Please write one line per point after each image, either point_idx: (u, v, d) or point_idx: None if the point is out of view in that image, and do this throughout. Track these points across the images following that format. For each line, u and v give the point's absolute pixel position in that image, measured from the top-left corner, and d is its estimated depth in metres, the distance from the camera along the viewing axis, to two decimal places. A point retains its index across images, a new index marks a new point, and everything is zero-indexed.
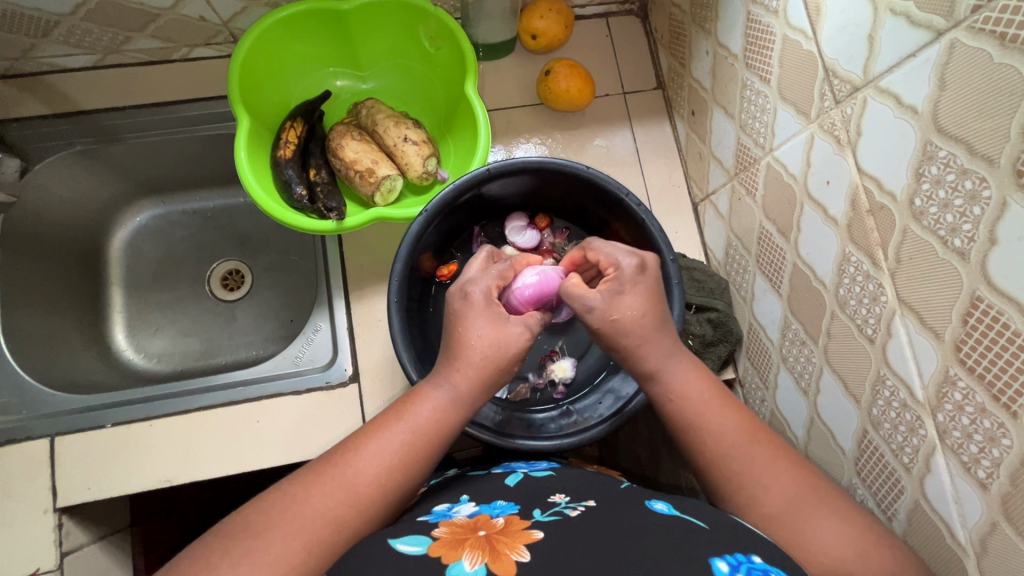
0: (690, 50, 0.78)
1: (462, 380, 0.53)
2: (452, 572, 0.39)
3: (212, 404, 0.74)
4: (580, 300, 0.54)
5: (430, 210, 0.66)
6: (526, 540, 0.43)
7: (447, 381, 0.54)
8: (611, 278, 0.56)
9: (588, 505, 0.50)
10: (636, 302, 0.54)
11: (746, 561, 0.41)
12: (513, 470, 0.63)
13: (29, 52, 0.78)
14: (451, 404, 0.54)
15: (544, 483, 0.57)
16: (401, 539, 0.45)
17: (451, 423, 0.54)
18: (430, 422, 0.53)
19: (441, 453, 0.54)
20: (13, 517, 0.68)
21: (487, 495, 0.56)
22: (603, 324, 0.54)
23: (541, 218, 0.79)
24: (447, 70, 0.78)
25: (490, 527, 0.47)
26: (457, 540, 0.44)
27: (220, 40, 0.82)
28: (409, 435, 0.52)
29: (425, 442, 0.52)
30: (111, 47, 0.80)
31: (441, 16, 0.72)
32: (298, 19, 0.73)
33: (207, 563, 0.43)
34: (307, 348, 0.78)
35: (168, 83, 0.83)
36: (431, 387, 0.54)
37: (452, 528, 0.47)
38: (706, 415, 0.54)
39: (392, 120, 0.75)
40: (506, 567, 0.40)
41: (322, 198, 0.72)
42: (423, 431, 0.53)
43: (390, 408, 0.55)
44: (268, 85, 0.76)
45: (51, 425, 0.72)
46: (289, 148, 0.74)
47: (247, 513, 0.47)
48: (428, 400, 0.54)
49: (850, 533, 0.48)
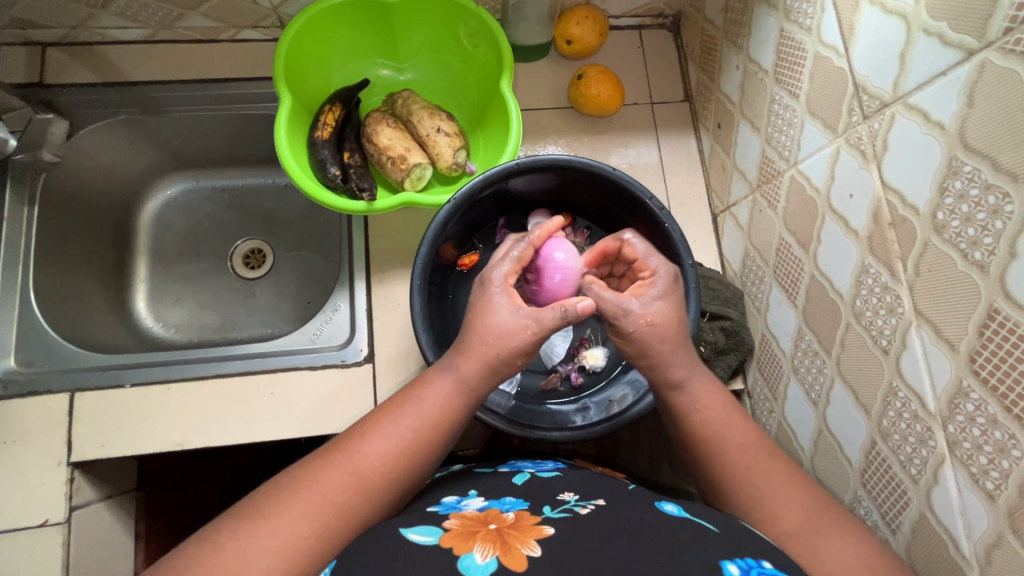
0: (720, 64, 0.80)
1: (473, 371, 0.54)
2: (464, 563, 0.40)
3: (227, 373, 0.75)
4: (616, 301, 0.54)
5: (457, 200, 0.68)
6: (536, 535, 0.44)
7: (455, 369, 0.55)
8: (647, 282, 0.57)
9: (597, 504, 0.51)
10: (662, 312, 0.54)
11: (757, 567, 0.41)
12: (521, 470, 0.64)
13: (86, 22, 0.80)
14: (456, 392, 0.54)
15: (552, 482, 0.58)
16: (413, 529, 0.46)
17: (454, 413, 0.54)
18: (435, 413, 0.54)
19: (445, 444, 0.54)
20: (27, 467, 0.70)
21: (496, 491, 0.57)
22: (637, 326, 0.53)
23: (563, 216, 0.80)
24: (483, 69, 0.81)
25: (501, 520, 0.48)
26: (468, 532, 0.45)
27: (267, 24, 0.85)
28: (416, 422, 0.53)
29: (432, 429, 0.53)
30: (163, 23, 0.82)
31: (484, 15, 0.75)
32: (347, 8, 0.75)
33: (214, 545, 0.44)
34: (325, 326, 0.80)
35: (214, 62, 0.85)
36: (437, 378, 0.55)
37: (462, 519, 0.48)
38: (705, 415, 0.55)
39: (427, 112, 0.78)
40: (516, 559, 0.41)
41: (354, 179, 0.74)
42: (429, 422, 0.53)
43: (396, 399, 0.55)
44: (313, 67, 0.79)
45: (72, 380, 0.74)
46: (326, 129, 0.75)
47: (253, 496, 0.48)
48: (436, 386, 0.55)
49: (855, 541, 0.48)
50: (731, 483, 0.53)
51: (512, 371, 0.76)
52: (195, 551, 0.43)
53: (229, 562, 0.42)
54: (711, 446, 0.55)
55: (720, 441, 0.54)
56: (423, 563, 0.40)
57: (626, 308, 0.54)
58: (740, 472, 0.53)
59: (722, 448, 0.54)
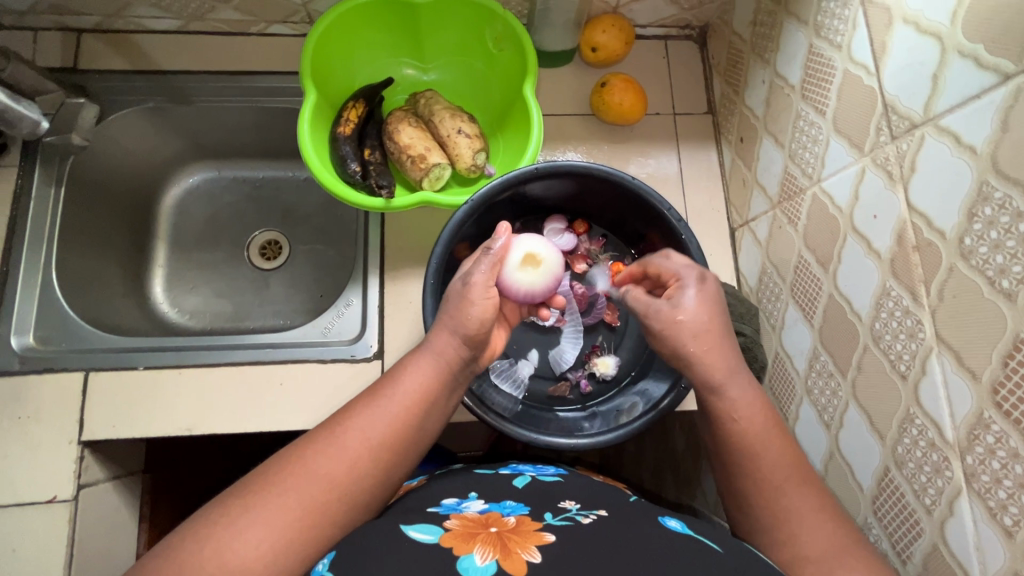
0: (745, 78, 0.79)
1: (449, 340, 0.57)
2: (463, 565, 0.40)
3: (238, 361, 0.76)
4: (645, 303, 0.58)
5: (475, 201, 0.69)
6: (537, 541, 0.44)
7: (435, 347, 0.57)
8: (675, 287, 0.59)
9: (599, 514, 0.50)
10: (695, 310, 0.56)
11: None
12: (521, 472, 0.63)
13: (121, 11, 0.82)
14: (437, 367, 0.57)
15: (553, 488, 0.57)
16: (413, 527, 0.46)
17: (438, 387, 0.56)
18: (418, 387, 0.55)
19: (430, 421, 0.55)
20: (39, 443, 0.71)
21: (497, 493, 0.57)
22: (665, 324, 0.57)
23: (579, 223, 0.80)
24: (507, 72, 0.81)
25: (501, 524, 0.47)
26: (468, 533, 0.45)
27: (297, 19, 0.86)
28: (399, 396, 0.54)
29: (415, 402, 0.54)
30: (196, 15, 0.83)
31: (510, 19, 0.75)
32: (376, 7, 0.76)
33: (204, 523, 0.44)
34: (336, 320, 0.80)
35: (243, 55, 0.87)
36: (417, 356, 0.57)
37: (463, 520, 0.48)
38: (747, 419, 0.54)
39: (448, 112, 0.78)
40: (514, 564, 0.40)
41: (373, 175, 0.74)
42: (412, 394, 0.55)
43: (380, 379, 0.57)
44: (339, 64, 0.79)
45: (87, 360, 0.75)
46: (348, 125, 0.76)
47: (243, 477, 0.48)
48: (417, 363, 0.57)
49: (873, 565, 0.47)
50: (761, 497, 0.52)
51: (519, 376, 0.76)
52: (186, 531, 0.43)
53: (218, 540, 0.42)
54: (755, 456, 0.53)
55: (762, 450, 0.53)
56: (425, 563, 0.40)
57: (651, 313, 0.58)
58: (771, 484, 0.52)
59: (767, 458, 0.53)
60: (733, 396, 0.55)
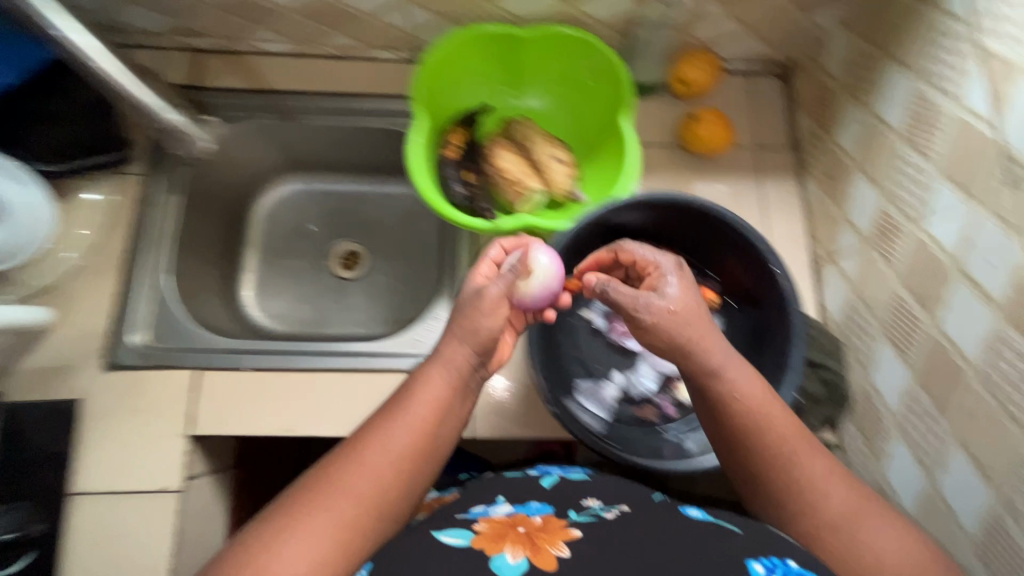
0: (837, 116, 0.81)
1: (459, 352, 0.56)
2: (495, 564, 0.46)
3: (335, 367, 0.80)
4: (635, 295, 0.54)
5: (575, 228, 0.72)
6: (564, 537, 0.49)
7: (445, 359, 0.56)
8: (656, 275, 0.58)
9: (622, 510, 0.55)
10: (680, 298, 0.54)
11: (782, 565, 0.45)
12: (548, 472, 0.66)
13: (242, 34, 0.87)
14: (449, 378, 0.56)
15: (577, 485, 0.61)
16: (444, 532, 0.51)
17: (453, 397, 0.56)
18: (434, 398, 0.55)
19: (447, 429, 0.55)
20: (153, 435, 0.76)
21: (524, 492, 0.60)
22: (658, 315, 0.53)
23: (665, 250, 0.82)
24: (600, 103, 0.84)
25: (529, 523, 0.52)
26: (499, 534, 0.50)
27: (401, 46, 0.89)
28: (416, 408, 0.54)
29: (433, 413, 0.54)
30: (310, 39, 0.87)
31: (609, 55, 0.79)
32: (482, 39, 0.80)
33: (243, 552, 0.45)
34: (426, 332, 0.83)
35: (348, 78, 0.91)
36: (430, 368, 0.56)
37: (492, 521, 0.53)
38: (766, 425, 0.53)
39: (544, 140, 0.82)
40: (544, 560, 0.46)
41: (477, 199, 0.79)
42: (428, 406, 0.54)
43: (395, 394, 0.56)
44: (443, 89, 0.83)
45: (198, 359, 0.79)
46: (452, 150, 0.80)
47: (275, 501, 0.49)
48: (431, 375, 0.56)
49: (892, 526, 0.53)
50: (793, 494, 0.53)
51: (605, 397, 0.78)
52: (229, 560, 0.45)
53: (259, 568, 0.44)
54: (787, 457, 0.53)
55: (786, 449, 0.54)
56: None
57: (638, 299, 0.54)
58: (800, 481, 0.53)
59: (795, 454, 0.54)
60: (742, 383, 0.53)
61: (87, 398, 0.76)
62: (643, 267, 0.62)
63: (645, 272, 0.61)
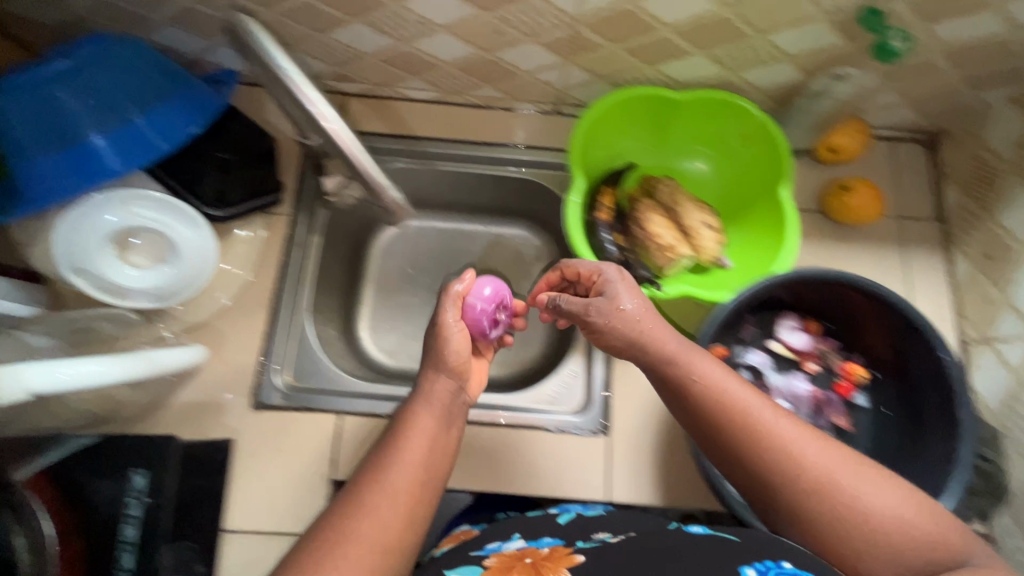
0: (1001, 197, 0.79)
1: (441, 383, 0.66)
2: None
3: (475, 420, 0.81)
4: (583, 304, 0.62)
5: (740, 298, 0.71)
6: (568, 564, 0.49)
7: (432, 398, 0.65)
8: (597, 285, 0.64)
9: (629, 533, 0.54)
10: (643, 305, 0.61)
11: (776, 568, 0.45)
12: (567, 509, 0.66)
13: (392, 82, 0.88)
14: (433, 413, 0.63)
15: (594, 520, 0.59)
16: (455, 570, 0.53)
17: (438, 429, 0.62)
18: (423, 432, 0.61)
19: (440, 465, 0.60)
20: (300, 478, 0.77)
21: (536, 528, 0.59)
22: (613, 316, 0.60)
23: (812, 322, 0.81)
24: (749, 167, 0.83)
25: (535, 554, 0.53)
26: (506, 568, 0.51)
27: (545, 100, 0.89)
28: (412, 445, 0.60)
29: (427, 450, 0.60)
30: (457, 90, 0.88)
31: (767, 124, 0.78)
32: (635, 101, 0.80)
33: None
34: (562, 389, 0.84)
35: (487, 127, 0.91)
36: (419, 412, 0.63)
37: (500, 556, 0.53)
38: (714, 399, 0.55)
39: (692, 205, 0.82)
40: None
41: (633, 264, 0.77)
42: (422, 440, 0.60)
43: (386, 435, 0.62)
44: (592, 148, 0.82)
45: (343, 404, 0.81)
46: (603, 211, 0.80)
47: (289, 558, 0.51)
48: (419, 415, 0.63)
49: (897, 488, 0.49)
50: (810, 488, 0.50)
51: None
52: None
53: None
54: (751, 437, 0.53)
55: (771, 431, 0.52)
56: None
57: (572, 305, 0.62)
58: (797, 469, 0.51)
59: (773, 437, 0.52)
60: (692, 361, 0.57)
61: (235, 437, 0.78)
62: (587, 277, 0.66)
63: (590, 281, 0.65)
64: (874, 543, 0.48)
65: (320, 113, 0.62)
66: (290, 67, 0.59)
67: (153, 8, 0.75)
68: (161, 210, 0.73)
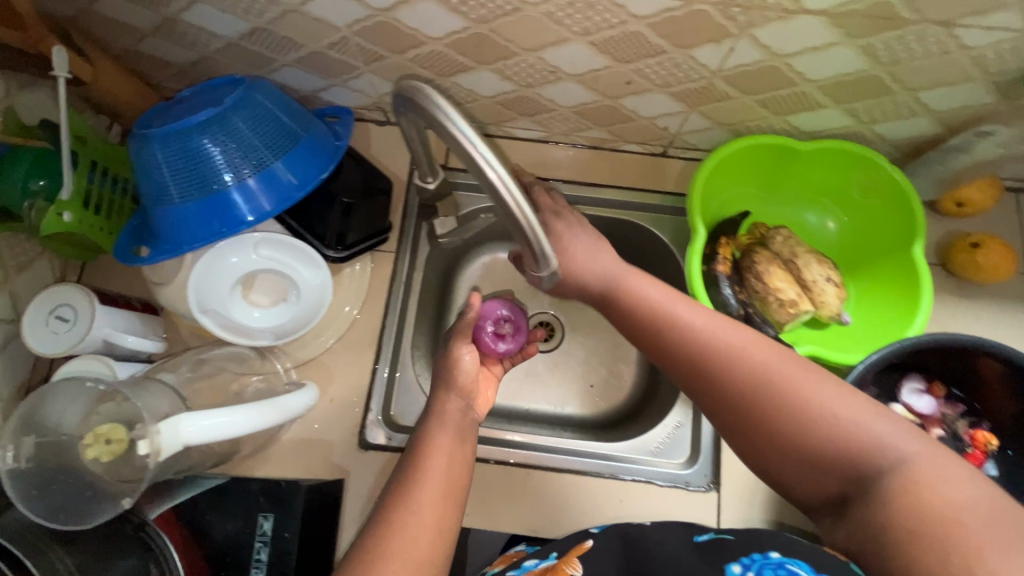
0: None
1: (455, 404, 0.66)
2: None
3: (581, 469, 0.81)
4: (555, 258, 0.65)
5: (870, 362, 0.69)
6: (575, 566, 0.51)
7: (447, 418, 0.64)
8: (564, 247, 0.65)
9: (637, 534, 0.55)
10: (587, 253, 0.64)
11: (763, 559, 0.46)
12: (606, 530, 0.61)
13: (500, 122, 0.87)
14: (456, 433, 0.62)
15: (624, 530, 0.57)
16: None
17: (457, 440, 0.61)
18: (441, 449, 0.60)
19: (460, 470, 0.59)
20: None
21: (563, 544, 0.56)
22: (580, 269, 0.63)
23: (938, 386, 0.78)
24: (871, 219, 0.81)
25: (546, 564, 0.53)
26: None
27: (655, 142, 0.87)
28: (434, 463, 0.58)
29: (449, 467, 0.58)
30: (565, 131, 0.87)
31: (894, 175, 0.75)
32: (756, 150, 0.79)
33: None
34: (667, 441, 0.83)
35: (592, 167, 0.89)
36: (435, 431, 0.62)
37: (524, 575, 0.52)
38: (682, 332, 0.56)
39: (813, 257, 0.79)
40: None
41: (757, 321, 0.75)
42: (439, 454, 0.59)
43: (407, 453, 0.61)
44: (709, 197, 0.82)
45: None
46: (725, 264, 0.78)
47: None
48: (436, 430, 0.62)
49: (835, 389, 0.49)
50: (770, 406, 0.50)
51: None
52: None
53: None
54: (727, 360, 0.53)
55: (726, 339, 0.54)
56: None
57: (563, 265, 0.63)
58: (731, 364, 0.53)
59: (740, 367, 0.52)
60: (637, 290, 0.61)
61: (344, 477, 0.78)
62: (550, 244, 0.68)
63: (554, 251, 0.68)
64: (857, 456, 0.47)
65: (499, 177, 0.48)
66: (468, 127, 0.47)
67: (283, 51, 0.75)
68: (284, 251, 0.73)
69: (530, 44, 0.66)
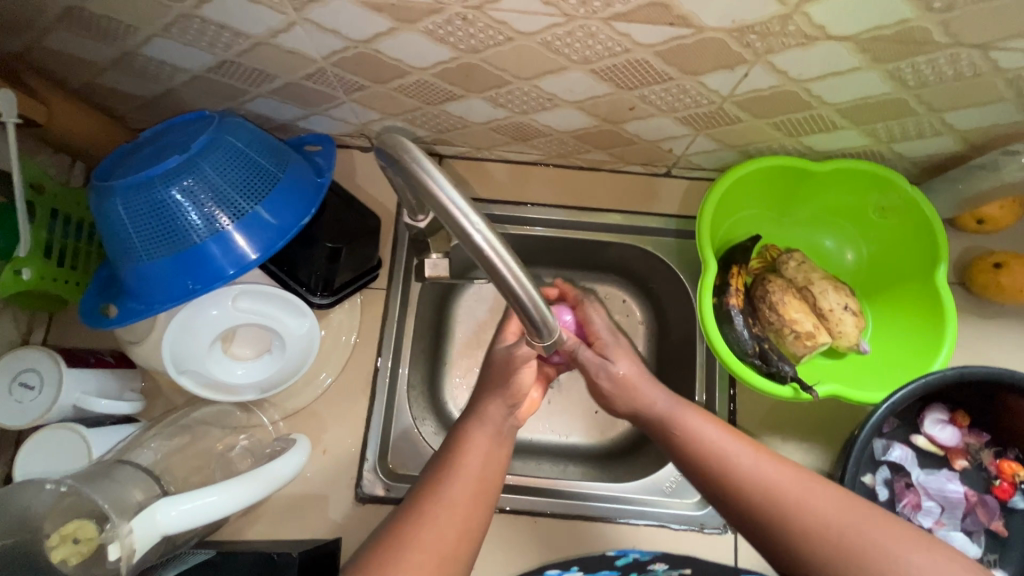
0: None
1: (495, 408, 0.63)
2: None
3: (591, 516, 0.77)
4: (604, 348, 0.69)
5: (894, 400, 0.63)
6: None
7: (487, 417, 0.63)
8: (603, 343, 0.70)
9: None
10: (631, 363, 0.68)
11: None
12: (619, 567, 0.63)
13: (492, 146, 0.81)
14: (489, 438, 0.61)
15: None
16: None
17: (494, 450, 0.61)
18: (477, 456, 0.60)
19: (491, 472, 0.59)
20: None
21: None
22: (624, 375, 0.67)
23: (962, 415, 0.73)
24: (886, 239, 0.77)
25: None
26: None
27: (658, 163, 0.81)
28: (463, 471, 0.58)
29: (479, 475, 0.59)
30: (562, 153, 0.81)
31: (914, 197, 0.71)
32: (765, 171, 0.74)
33: None
34: (678, 479, 0.80)
35: (592, 190, 0.84)
36: (473, 432, 0.62)
37: None
38: (684, 428, 0.61)
39: (830, 284, 0.74)
40: None
41: (774, 358, 0.70)
42: (473, 461, 0.59)
43: (440, 453, 0.61)
44: (716, 222, 0.77)
45: None
46: (737, 296, 0.73)
47: None
48: (474, 435, 0.62)
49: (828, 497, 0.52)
50: (769, 506, 0.53)
51: None
52: None
53: None
54: (733, 459, 0.57)
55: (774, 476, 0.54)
56: None
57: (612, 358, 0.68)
58: (789, 514, 0.52)
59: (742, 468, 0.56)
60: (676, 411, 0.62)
61: (344, 534, 0.73)
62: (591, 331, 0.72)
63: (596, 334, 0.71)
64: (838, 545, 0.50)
65: (486, 241, 0.41)
66: (457, 194, 0.41)
67: (255, 83, 0.69)
68: (264, 302, 0.68)
69: (525, 72, 0.61)
